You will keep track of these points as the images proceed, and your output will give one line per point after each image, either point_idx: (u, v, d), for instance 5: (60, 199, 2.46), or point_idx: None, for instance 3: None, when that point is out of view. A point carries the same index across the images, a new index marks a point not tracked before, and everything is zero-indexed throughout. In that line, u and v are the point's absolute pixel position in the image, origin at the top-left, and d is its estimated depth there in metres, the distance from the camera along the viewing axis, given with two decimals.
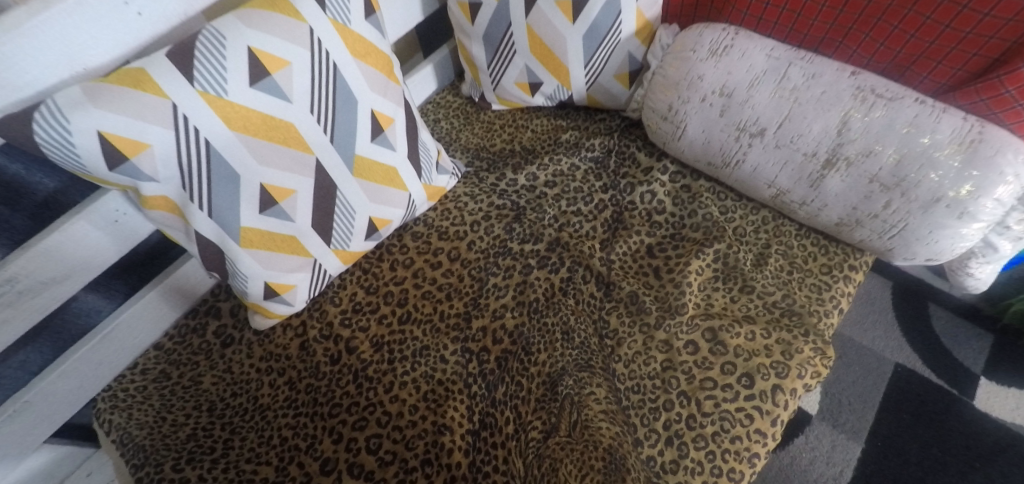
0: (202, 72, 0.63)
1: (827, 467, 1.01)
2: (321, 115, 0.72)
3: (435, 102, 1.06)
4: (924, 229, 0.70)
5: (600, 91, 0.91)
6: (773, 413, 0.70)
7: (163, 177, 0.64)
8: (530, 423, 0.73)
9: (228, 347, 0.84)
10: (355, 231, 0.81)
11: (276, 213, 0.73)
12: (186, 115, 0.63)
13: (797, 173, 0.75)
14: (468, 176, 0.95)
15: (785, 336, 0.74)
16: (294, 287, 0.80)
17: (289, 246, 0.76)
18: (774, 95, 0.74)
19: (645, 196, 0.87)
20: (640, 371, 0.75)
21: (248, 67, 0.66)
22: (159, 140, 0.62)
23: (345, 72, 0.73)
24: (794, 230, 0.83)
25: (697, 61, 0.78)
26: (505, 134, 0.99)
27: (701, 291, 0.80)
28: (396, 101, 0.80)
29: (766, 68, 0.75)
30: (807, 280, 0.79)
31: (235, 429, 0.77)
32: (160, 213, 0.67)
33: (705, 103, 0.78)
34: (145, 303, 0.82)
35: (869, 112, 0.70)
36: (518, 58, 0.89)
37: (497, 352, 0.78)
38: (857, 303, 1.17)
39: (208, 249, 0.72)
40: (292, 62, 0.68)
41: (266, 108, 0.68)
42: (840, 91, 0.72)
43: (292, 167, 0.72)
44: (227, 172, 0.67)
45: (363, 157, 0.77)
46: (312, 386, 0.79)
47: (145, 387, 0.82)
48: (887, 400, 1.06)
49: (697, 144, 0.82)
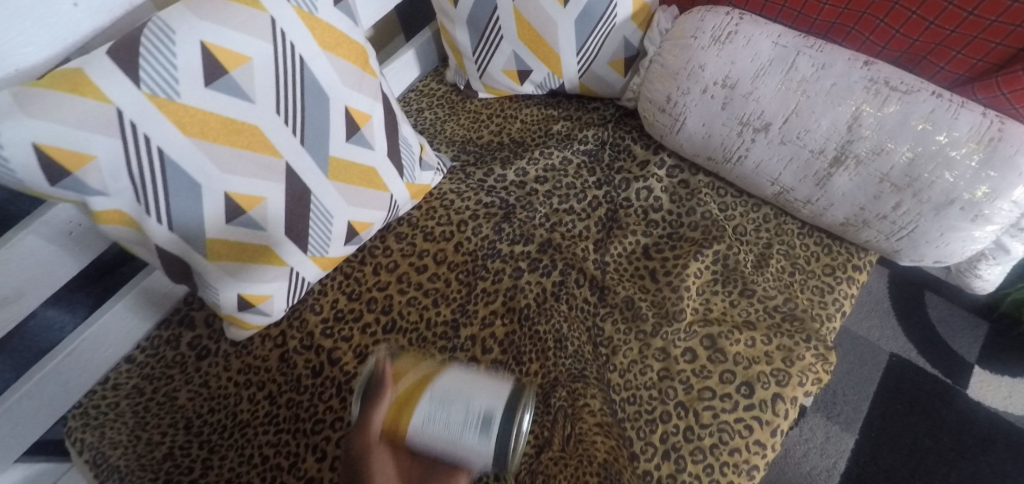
0: (148, 72, 0.56)
1: (821, 459, 0.99)
2: (289, 115, 0.66)
3: (419, 90, 1.03)
4: (935, 231, 0.66)
5: (594, 80, 0.86)
6: (774, 422, 0.66)
7: (114, 190, 0.58)
8: (522, 437, 0.69)
9: (204, 359, 0.80)
10: (333, 236, 0.76)
11: (245, 222, 0.67)
12: (134, 122, 0.57)
13: (802, 171, 0.71)
14: (454, 171, 0.90)
15: (786, 342, 0.70)
16: (270, 296, 0.74)
17: (262, 255, 0.71)
18: (781, 87, 0.69)
19: (641, 192, 0.83)
20: (635, 382, 0.72)
21: (202, 65, 0.59)
22: (105, 151, 0.56)
23: (313, 66, 0.67)
24: (796, 228, 0.80)
25: (698, 48, 0.73)
26: (493, 125, 0.95)
27: (699, 295, 0.76)
28: (372, 94, 0.74)
29: (772, 57, 0.70)
30: (809, 282, 0.76)
31: (214, 447, 0.73)
32: (114, 228, 0.61)
33: (706, 95, 0.73)
34: (112, 316, 0.77)
35: (883, 107, 0.65)
36: (506, 44, 0.85)
37: (487, 362, 0.74)
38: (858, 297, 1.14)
39: (172, 263, 0.66)
40: (253, 58, 0.62)
41: (226, 111, 0.61)
42: (851, 83, 0.66)
43: (260, 173, 0.66)
44: (187, 182, 0.61)
45: (339, 158, 0.71)
46: (294, 401, 0.75)
47: (117, 404, 0.77)
48: (881, 390, 1.04)
49: (696, 139, 0.77)
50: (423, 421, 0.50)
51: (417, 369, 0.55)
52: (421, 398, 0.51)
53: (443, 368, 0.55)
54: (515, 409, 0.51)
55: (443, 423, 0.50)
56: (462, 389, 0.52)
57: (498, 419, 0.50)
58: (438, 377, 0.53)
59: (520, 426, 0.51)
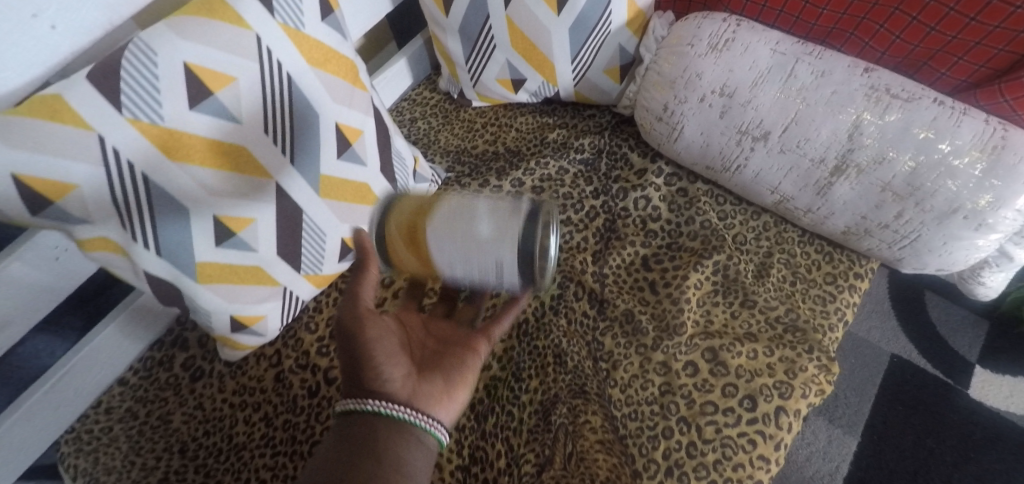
0: (130, 96, 0.55)
1: (823, 462, 0.99)
2: (278, 134, 0.64)
3: (411, 99, 1.02)
4: (938, 240, 0.65)
5: (590, 87, 0.86)
6: (777, 436, 0.65)
7: (98, 217, 0.58)
8: (524, 456, 0.68)
9: (198, 381, 0.78)
10: (326, 253, 0.74)
11: (235, 244, 0.65)
12: (116, 148, 0.55)
13: (802, 180, 0.70)
14: (448, 182, 0.89)
15: (789, 354, 0.69)
16: (264, 316, 0.73)
17: (254, 276, 0.69)
18: (780, 95, 0.68)
19: (639, 202, 0.82)
20: (637, 397, 0.71)
21: (185, 87, 0.57)
22: (87, 179, 0.55)
23: (301, 84, 0.65)
24: (797, 236, 0.79)
25: (695, 56, 0.72)
26: (488, 134, 0.94)
27: (700, 306, 0.75)
28: (363, 109, 0.73)
29: (771, 65, 0.69)
30: (811, 291, 0.75)
31: (211, 471, 0.72)
32: (102, 255, 0.61)
33: (704, 104, 0.72)
34: (102, 339, 0.75)
35: (885, 116, 0.63)
36: (499, 53, 0.84)
37: (485, 379, 0.75)
38: (866, 302, 1.13)
39: (162, 287, 0.65)
40: (238, 78, 0.60)
41: (212, 133, 0.60)
42: (852, 91, 0.65)
43: (250, 194, 0.64)
44: (173, 206, 0.60)
45: (330, 176, 0.70)
46: (290, 422, 0.74)
47: (111, 428, 0.76)
48: (883, 391, 1.04)
49: (694, 147, 0.76)
50: (439, 258, 0.53)
51: (417, 202, 0.56)
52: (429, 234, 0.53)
53: (443, 197, 0.56)
54: (531, 224, 0.52)
55: (456, 248, 0.52)
56: (467, 213, 0.53)
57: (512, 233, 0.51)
58: (439, 205, 0.55)
59: (544, 234, 0.52)
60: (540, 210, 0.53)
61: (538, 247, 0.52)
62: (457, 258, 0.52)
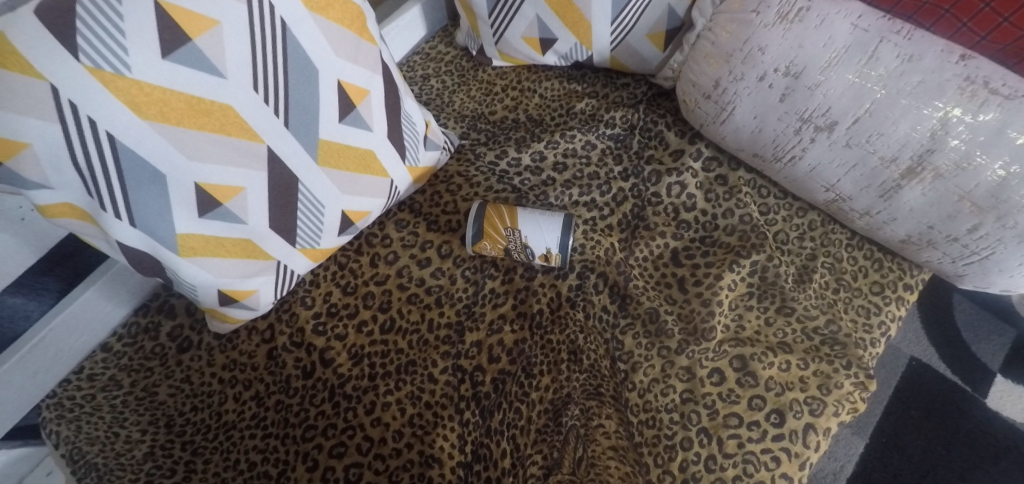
0: (88, 40, 0.47)
1: (829, 462, 0.90)
2: (270, 93, 0.57)
3: (424, 53, 0.94)
4: (1013, 261, 0.57)
5: (628, 54, 0.77)
6: (803, 455, 0.59)
7: (58, 181, 0.51)
8: (530, 457, 0.63)
9: (185, 352, 0.73)
10: (325, 227, 0.67)
11: (221, 215, 0.59)
12: (73, 101, 0.48)
13: (866, 178, 0.61)
14: (462, 151, 0.82)
15: (824, 368, 0.63)
16: (255, 291, 0.66)
17: (243, 249, 0.62)
18: (855, 80, 0.59)
19: (673, 188, 0.75)
20: (656, 403, 0.65)
21: (158, 31, 0.49)
22: (39, 137, 0.48)
23: (298, 33, 0.57)
24: (845, 239, 0.72)
25: (760, 26, 0.63)
26: (508, 99, 0.87)
27: (732, 309, 0.69)
28: (371, 66, 0.64)
29: (850, 43, 0.59)
30: (854, 301, 0.69)
31: (198, 449, 0.67)
32: (68, 222, 0.55)
33: (763, 83, 0.64)
34: (82, 303, 0.69)
35: (979, 113, 0.54)
36: (528, 6, 0.76)
37: (492, 373, 0.68)
38: None
39: (139, 259, 0.58)
40: (222, 23, 0.52)
41: (190, 88, 0.52)
42: (942, 81, 0.55)
43: (240, 161, 0.57)
44: (148, 171, 0.53)
45: (330, 141, 0.62)
46: (283, 404, 0.69)
47: (93, 397, 0.70)
48: (898, 394, 0.95)
49: (744, 132, 0.68)
50: (511, 234, 0.70)
51: (502, 212, 0.72)
52: (517, 216, 0.71)
53: (516, 210, 0.72)
54: (567, 229, 0.70)
55: (529, 224, 0.70)
56: (537, 213, 0.71)
57: (552, 246, 0.70)
58: (518, 210, 0.72)
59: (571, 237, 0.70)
60: (571, 220, 0.71)
61: (569, 231, 0.70)
62: (535, 213, 0.71)
